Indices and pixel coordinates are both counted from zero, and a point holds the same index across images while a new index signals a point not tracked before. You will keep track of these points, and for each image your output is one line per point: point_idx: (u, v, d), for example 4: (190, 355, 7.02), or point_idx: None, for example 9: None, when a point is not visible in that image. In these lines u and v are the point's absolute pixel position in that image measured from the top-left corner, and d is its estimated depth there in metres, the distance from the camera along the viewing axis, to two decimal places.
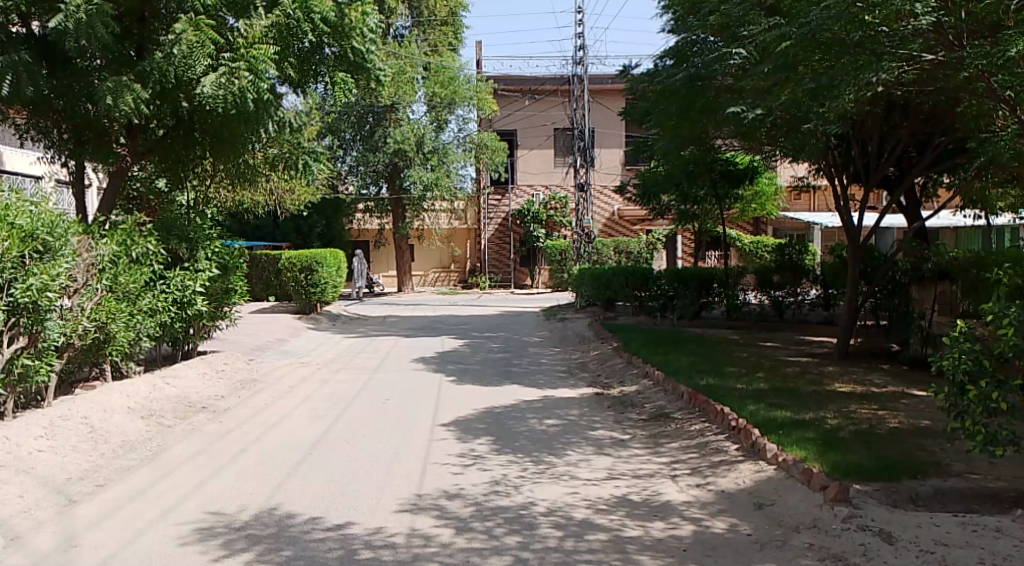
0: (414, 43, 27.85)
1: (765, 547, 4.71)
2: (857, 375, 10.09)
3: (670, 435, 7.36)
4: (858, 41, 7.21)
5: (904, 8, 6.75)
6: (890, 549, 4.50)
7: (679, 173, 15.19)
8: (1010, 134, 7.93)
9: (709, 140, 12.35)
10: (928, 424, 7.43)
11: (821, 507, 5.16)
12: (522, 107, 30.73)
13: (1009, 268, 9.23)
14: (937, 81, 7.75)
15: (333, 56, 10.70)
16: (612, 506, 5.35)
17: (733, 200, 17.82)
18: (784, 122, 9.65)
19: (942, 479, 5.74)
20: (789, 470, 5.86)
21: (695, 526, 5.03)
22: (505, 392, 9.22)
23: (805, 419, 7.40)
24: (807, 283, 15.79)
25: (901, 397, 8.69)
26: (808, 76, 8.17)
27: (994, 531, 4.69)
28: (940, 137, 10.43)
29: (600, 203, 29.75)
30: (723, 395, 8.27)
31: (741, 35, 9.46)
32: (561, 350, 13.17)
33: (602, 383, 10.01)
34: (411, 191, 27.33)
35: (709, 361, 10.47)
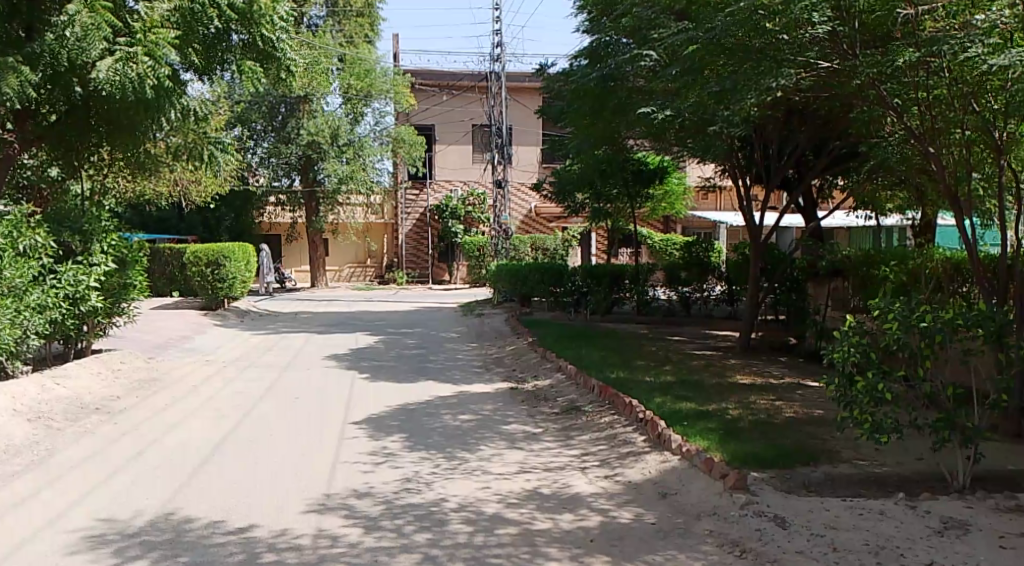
0: (329, 33, 27.34)
1: (668, 535, 4.86)
2: (757, 367, 10.53)
3: (581, 428, 7.49)
4: (761, 48, 7.49)
5: (802, 17, 7.02)
6: (784, 533, 4.72)
7: (593, 171, 15.43)
8: (897, 141, 8.41)
9: (622, 140, 12.60)
10: (821, 413, 7.83)
11: (721, 495, 5.37)
12: (440, 102, 30.68)
13: (895, 265, 9.80)
14: (832, 87, 8.09)
15: (241, 44, 10.40)
16: (523, 499, 5.42)
17: (645, 198, 18.24)
18: (692, 123, 9.99)
19: (832, 465, 6.06)
20: (692, 460, 6.07)
21: (602, 517, 5.14)
22: (419, 388, 9.20)
23: (708, 410, 7.67)
24: (713, 279, 16.38)
25: (796, 388, 9.11)
26: (712, 79, 8.40)
27: (877, 513, 4.99)
28: (837, 141, 10.97)
29: (518, 200, 29.93)
30: (632, 388, 8.47)
31: (650, 37, 9.66)
32: (477, 345, 13.22)
33: (516, 377, 10.11)
34: (325, 183, 26.86)
35: (620, 356, 10.70)
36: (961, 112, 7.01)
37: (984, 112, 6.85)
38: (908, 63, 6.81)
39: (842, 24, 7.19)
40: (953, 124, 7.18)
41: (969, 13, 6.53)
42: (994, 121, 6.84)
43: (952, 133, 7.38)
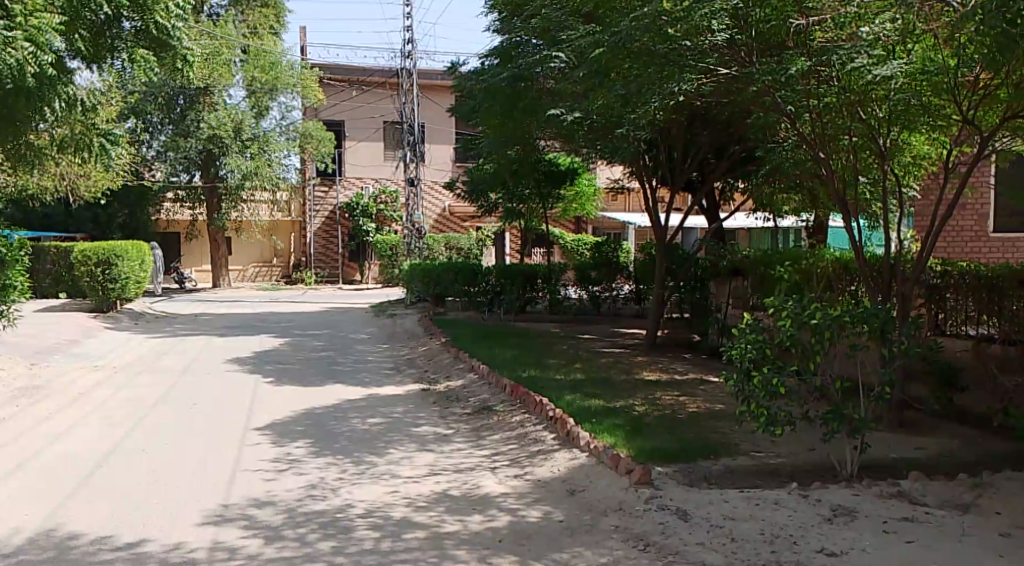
0: (231, 24, 26.47)
1: (575, 532, 4.92)
2: (662, 364, 10.81)
3: (492, 427, 7.51)
4: (664, 53, 7.64)
5: (702, 24, 7.22)
6: (686, 526, 4.85)
7: (505, 172, 15.45)
8: (790, 147, 8.83)
9: (533, 141, 12.68)
10: (722, 408, 8.11)
11: (627, 490, 5.47)
12: (349, 97, 30.14)
13: (789, 265, 10.23)
14: (731, 93, 8.34)
15: (133, 31, 9.97)
16: (431, 502, 5.38)
17: (556, 199, 18.43)
18: (600, 125, 10.23)
19: (731, 458, 6.27)
20: (599, 456, 6.16)
21: (511, 517, 5.16)
22: (327, 392, 9.03)
23: (616, 407, 7.82)
24: (621, 279, 16.64)
25: (699, 384, 9.40)
26: (618, 82, 8.54)
27: (773, 503, 5.20)
28: (736, 146, 11.39)
29: (431, 199, 29.81)
30: (543, 386, 8.55)
31: (560, 39, 9.74)
32: (388, 346, 13.07)
33: (427, 378, 10.05)
34: (227, 179, 25.99)
35: (532, 354, 10.77)
36: (850, 120, 7.37)
37: (871, 121, 7.23)
38: (801, 73, 7.17)
39: (738, 33, 7.46)
40: (841, 131, 7.55)
41: (857, 24, 6.84)
42: (879, 129, 7.22)
43: (841, 140, 7.74)
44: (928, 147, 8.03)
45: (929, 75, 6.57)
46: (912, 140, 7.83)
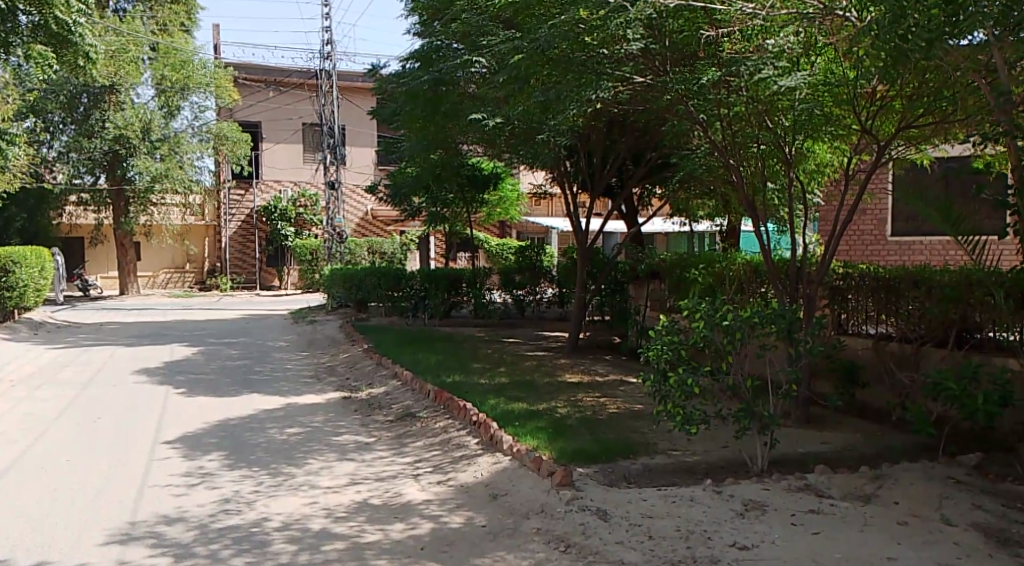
0: (138, 20, 25.12)
1: (497, 536, 4.95)
2: (585, 366, 11.00)
3: (414, 434, 7.48)
4: (582, 61, 7.81)
5: (618, 34, 7.41)
6: (605, 525, 4.95)
7: (428, 176, 15.32)
8: (703, 153, 9.15)
9: (456, 146, 12.69)
10: (641, 407, 8.31)
11: (548, 492, 5.54)
12: (266, 99, 29.49)
13: (703, 268, 10.54)
14: (646, 101, 8.48)
15: (31, 26, 9.62)
16: (351, 512, 5.34)
17: (479, 204, 18.45)
18: (522, 130, 10.34)
19: (649, 457, 6.43)
20: (522, 459, 6.22)
21: (433, 524, 5.16)
22: (244, 401, 8.84)
23: (539, 410, 7.91)
24: (545, 282, 16.77)
25: (619, 385, 9.60)
26: (538, 88, 8.63)
27: (688, 500, 5.35)
28: (652, 152, 11.71)
29: (353, 203, 29.42)
30: (466, 391, 8.56)
31: (480, 45, 9.79)
32: (309, 353, 12.85)
33: (349, 386, 9.90)
34: (136, 181, 25.06)
35: (455, 359, 10.77)
36: (757, 128, 7.61)
37: (776, 129, 7.50)
38: (712, 82, 7.41)
39: (654, 42, 7.64)
40: (751, 139, 7.84)
41: (763, 37, 7.19)
42: (784, 137, 7.51)
43: (751, 147, 8.03)
44: (831, 156, 8.38)
45: (831, 87, 6.88)
46: (817, 148, 8.15)
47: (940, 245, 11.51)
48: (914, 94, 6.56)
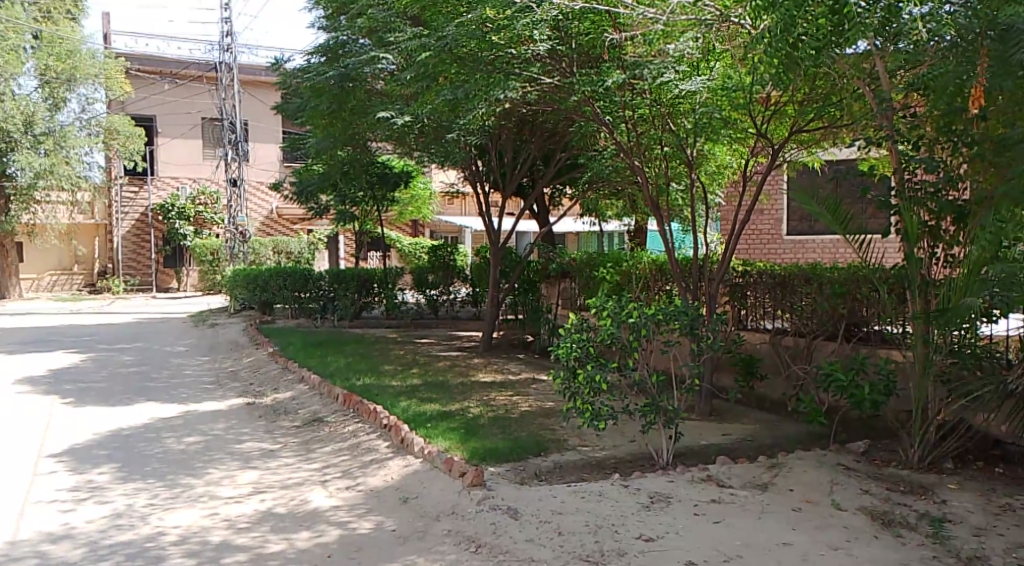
0: (20, 6, 23.57)
1: (407, 539, 4.91)
2: (497, 364, 11.05)
3: (323, 439, 7.34)
4: (490, 60, 7.83)
5: (524, 34, 7.50)
6: (515, 524, 4.98)
7: (335, 174, 15.00)
8: (609, 155, 9.28)
9: (365, 143, 12.51)
10: (551, 405, 8.42)
11: (460, 492, 5.54)
12: (161, 92, 28.38)
13: (610, 267, 10.76)
14: (553, 101, 8.65)
15: None
16: (254, 522, 5.19)
17: (390, 202, 18.23)
18: (430, 129, 10.31)
19: (560, 453, 6.51)
20: (433, 461, 6.20)
21: (341, 530, 5.08)
22: (140, 410, 8.47)
23: (451, 411, 7.89)
24: (459, 282, 16.63)
25: (531, 383, 9.69)
26: (446, 87, 8.55)
27: (598, 495, 5.45)
28: (560, 153, 11.85)
29: (257, 202, 28.64)
30: (375, 394, 8.46)
31: (387, 41, 9.69)
32: (210, 358, 12.43)
33: (253, 392, 9.62)
34: (18, 177, 23.51)
35: (365, 362, 10.61)
36: (661, 131, 7.84)
37: (678, 131, 7.72)
38: (616, 86, 7.50)
39: (560, 43, 7.75)
40: (655, 141, 8.01)
41: (664, 42, 7.28)
42: (685, 139, 7.69)
43: (654, 149, 8.23)
44: (730, 158, 8.61)
45: (729, 92, 7.03)
46: (716, 151, 8.38)
47: (830, 244, 12.14)
48: (807, 100, 6.91)
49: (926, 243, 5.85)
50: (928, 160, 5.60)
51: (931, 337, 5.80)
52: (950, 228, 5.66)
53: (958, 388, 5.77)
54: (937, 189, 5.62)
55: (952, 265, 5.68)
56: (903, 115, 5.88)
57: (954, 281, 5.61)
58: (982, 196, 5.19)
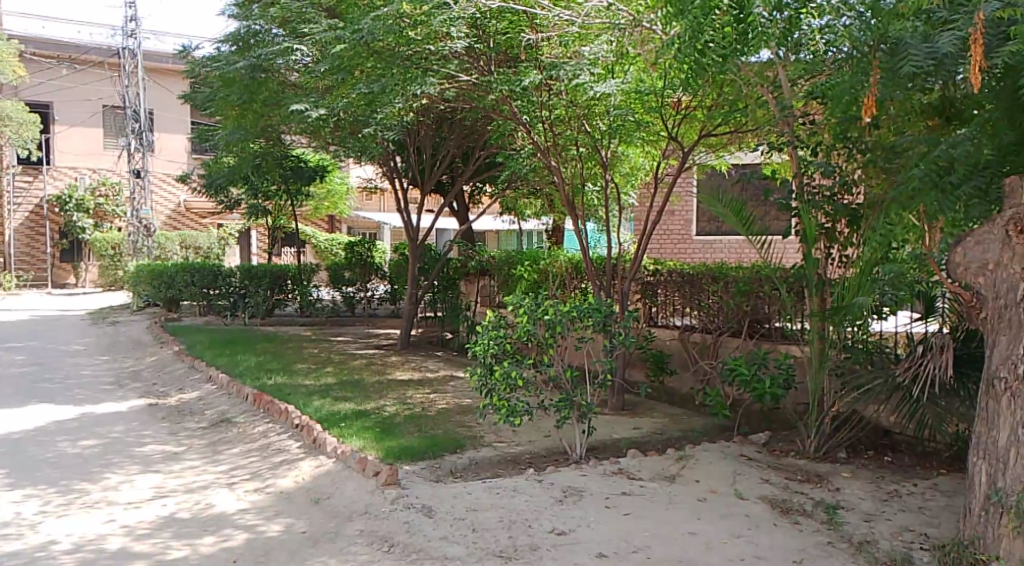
0: None
1: (318, 542, 4.84)
2: (415, 362, 11.00)
3: (231, 440, 7.16)
4: (407, 55, 7.81)
5: (441, 30, 7.48)
6: (430, 522, 4.98)
7: (247, 167, 14.55)
8: (526, 154, 9.22)
9: (278, 136, 12.24)
10: (469, 402, 8.44)
11: (374, 492, 5.50)
12: (59, 76, 27.02)
13: (528, 264, 10.87)
14: (472, 100, 8.68)
15: None
16: (156, 528, 5.03)
17: (305, 196, 17.89)
18: (346, 123, 10.13)
19: (476, 450, 6.54)
20: (347, 460, 6.13)
21: (248, 534, 4.97)
22: (33, 413, 8.05)
23: (366, 409, 7.82)
24: (377, 279, 16.50)
25: (448, 380, 9.67)
26: (362, 80, 8.45)
27: (512, 490, 5.50)
28: (480, 151, 11.87)
29: (162, 196, 27.64)
30: (288, 394, 8.30)
31: (300, 32, 9.52)
32: (110, 357, 11.92)
33: (157, 392, 9.29)
34: None
35: (278, 360, 10.38)
36: (577, 132, 7.91)
37: (594, 132, 7.78)
38: (534, 85, 7.66)
39: (478, 42, 7.84)
40: (571, 142, 8.08)
41: (580, 44, 7.46)
42: (601, 140, 7.79)
43: (570, 150, 8.29)
44: (644, 160, 8.78)
45: (643, 94, 7.17)
46: (630, 152, 8.52)
47: (737, 244, 12.59)
48: (714, 106, 7.16)
49: (822, 245, 6.21)
50: (824, 165, 5.94)
51: (827, 333, 6.15)
52: (845, 230, 6.05)
53: (851, 381, 6.08)
54: (833, 193, 6.00)
55: (847, 264, 6.04)
56: (803, 122, 6.14)
57: (847, 280, 5.93)
58: (875, 201, 5.63)
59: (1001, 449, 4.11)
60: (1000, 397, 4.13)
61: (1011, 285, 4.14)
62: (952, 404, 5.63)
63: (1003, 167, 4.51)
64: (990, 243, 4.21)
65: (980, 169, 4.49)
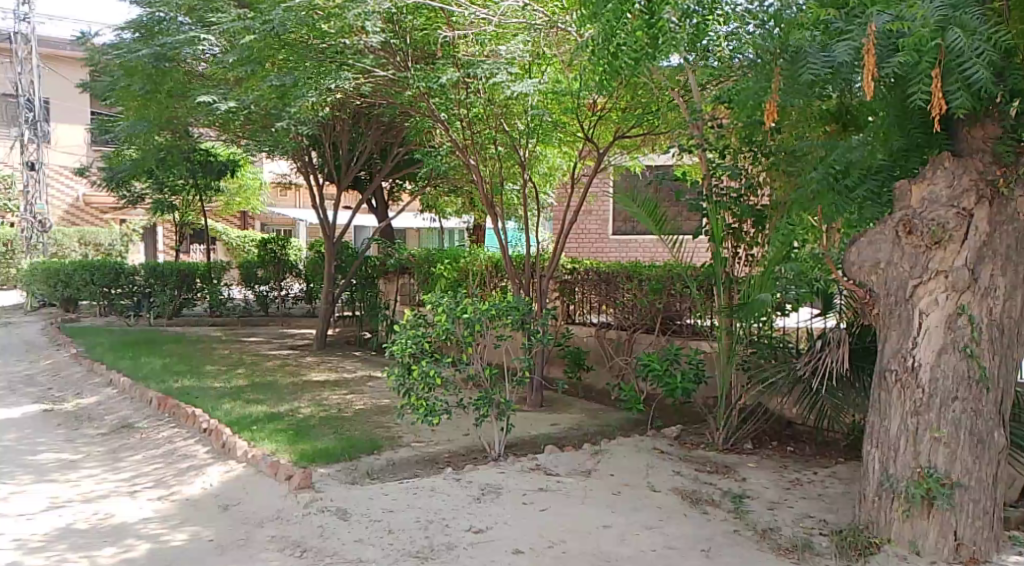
0: None
1: (226, 549, 4.69)
2: (332, 362, 10.83)
3: (133, 447, 6.87)
4: (323, 48, 7.80)
5: (356, 24, 7.40)
6: (345, 525, 4.90)
7: (152, 161, 13.99)
8: (444, 151, 9.14)
9: (186, 128, 11.85)
10: (386, 402, 8.36)
11: (286, 496, 5.38)
12: None
13: (448, 263, 10.84)
14: (389, 96, 8.54)
15: None
16: (49, 541, 4.78)
17: (214, 191, 17.33)
18: (257, 116, 9.83)
19: (394, 451, 6.48)
20: (258, 465, 5.98)
21: (151, 544, 4.78)
22: None
23: (279, 412, 7.65)
24: (292, 277, 16.09)
25: (366, 381, 9.56)
26: (274, 73, 8.24)
27: (430, 490, 5.47)
28: (398, 147, 11.78)
29: (59, 189, 26.41)
30: (195, 397, 8.04)
31: (209, 22, 9.21)
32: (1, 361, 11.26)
33: (52, 397, 8.83)
34: None
35: (185, 363, 10.03)
36: (495, 130, 7.93)
37: (512, 132, 7.84)
38: (451, 83, 7.57)
39: (394, 37, 7.72)
40: (490, 140, 8.11)
41: (496, 43, 7.52)
42: (519, 140, 7.87)
43: (489, 149, 8.29)
44: (562, 161, 8.88)
45: (558, 95, 7.12)
46: (548, 153, 8.58)
47: (651, 244, 12.91)
48: (628, 108, 7.27)
49: (729, 244, 6.51)
50: (732, 167, 6.16)
51: (735, 329, 6.38)
52: (750, 230, 6.36)
53: (757, 375, 6.32)
54: (740, 196, 6.23)
55: (751, 263, 6.37)
56: (712, 126, 6.24)
57: (752, 277, 6.22)
58: (778, 202, 5.83)
59: (892, 437, 4.34)
60: (891, 388, 4.38)
61: (900, 282, 4.38)
62: (849, 396, 5.91)
63: (893, 172, 4.70)
64: (881, 244, 4.43)
65: (874, 172, 4.66)
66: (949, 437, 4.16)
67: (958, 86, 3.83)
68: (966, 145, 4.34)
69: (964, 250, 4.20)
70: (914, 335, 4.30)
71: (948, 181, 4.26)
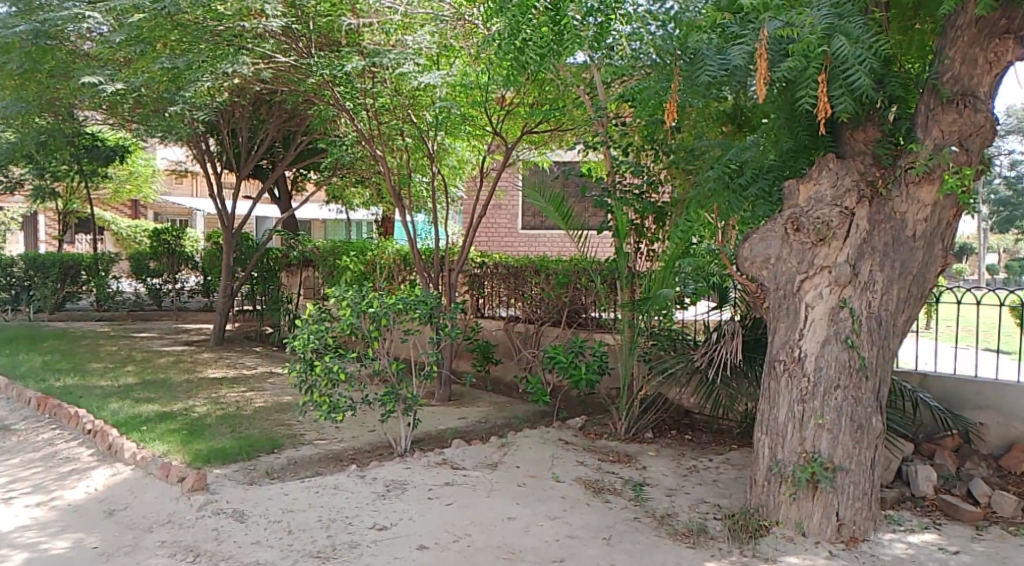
0: None
1: (112, 556, 4.47)
2: (230, 359, 10.48)
3: (9, 450, 6.45)
4: (219, 32, 7.47)
5: (255, 7, 7.19)
6: (241, 527, 4.75)
7: (32, 145, 13.14)
8: (348, 141, 8.97)
9: (68, 110, 11.17)
10: (287, 399, 8.15)
11: (178, 499, 5.17)
12: None
13: (354, 255, 10.64)
14: (290, 82, 8.25)
15: None
16: None
17: (102, 177, 16.45)
18: (148, 100, 9.36)
19: (295, 449, 6.32)
20: (147, 467, 5.72)
21: (27, 554, 4.50)
22: None
23: (172, 411, 7.34)
24: (188, 269, 15.45)
25: (267, 377, 9.29)
26: (166, 55, 7.87)
27: (332, 488, 5.37)
28: (301, 135, 11.47)
29: None
30: (80, 397, 7.62)
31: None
32: None
33: None
34: None
35: (68, 360, 9.50)
36: (402, 121, 7.78)
37: (420, 123, 7.74)
38: (356, 71, 7.37)
39: (296, 22, 7.51)
40: (397, 131, 7.95)
41: (402, 33, 7.40)
42: (427, 131, 7.78)
43: (396, 140, 8.12)
44: (470, 154, 8.84)
45: (466, 88, 7.10)
46: (456, 145, 8.54)
47: (558, 239, 13.11)
48: (536, 103, 7.28)
49: (632, 241, 6.53)
50: (635, 164, 6.37)
51: (636, 322, 6.52)
52: (652, 226, 6.45)
53: (657, 366, 6.49)
54: (641, 192, 6.35)
55: (653, 258, 6.46)
56: (616, 124, 6.47)
57: (654, 272, 6.34)
58: (677, 199, 6.03)
59: (781, 424, 4.53)
60: (780, 377, 4.57)
61: (788, 277, 4.56)
62: (742, 386, 6.14)
63: (784, 172, 4.91)
64: (772, 240, 4.58)
65: (765, 171, 4.89)
66: (833, 423, 4.38)
67: (842, 92, 4.05)
68: (849, 146, 4.61)
69: (846, 247, 4.41)
70: (801, 327, 4.51)
71: (832, 181, 4.49)
